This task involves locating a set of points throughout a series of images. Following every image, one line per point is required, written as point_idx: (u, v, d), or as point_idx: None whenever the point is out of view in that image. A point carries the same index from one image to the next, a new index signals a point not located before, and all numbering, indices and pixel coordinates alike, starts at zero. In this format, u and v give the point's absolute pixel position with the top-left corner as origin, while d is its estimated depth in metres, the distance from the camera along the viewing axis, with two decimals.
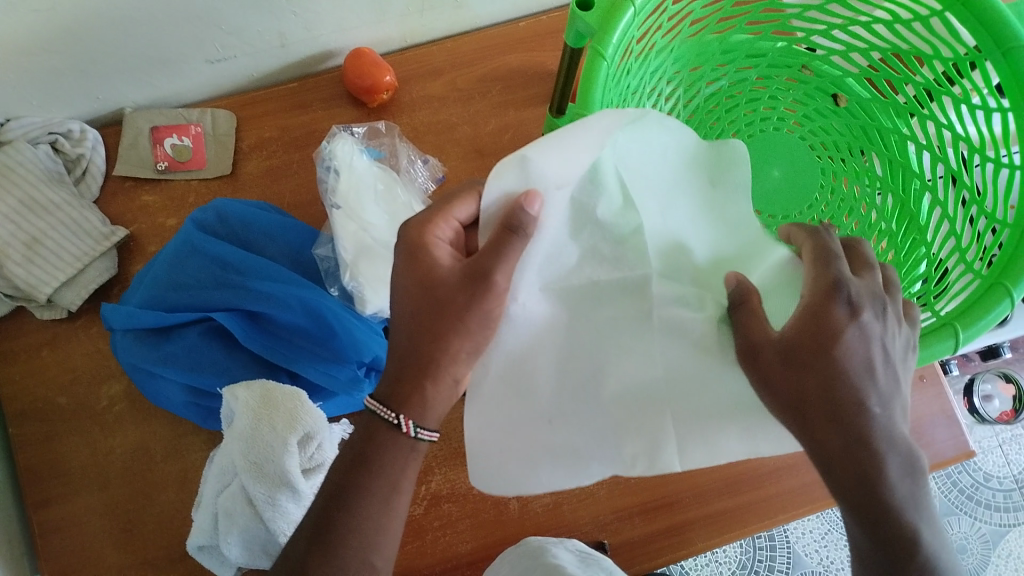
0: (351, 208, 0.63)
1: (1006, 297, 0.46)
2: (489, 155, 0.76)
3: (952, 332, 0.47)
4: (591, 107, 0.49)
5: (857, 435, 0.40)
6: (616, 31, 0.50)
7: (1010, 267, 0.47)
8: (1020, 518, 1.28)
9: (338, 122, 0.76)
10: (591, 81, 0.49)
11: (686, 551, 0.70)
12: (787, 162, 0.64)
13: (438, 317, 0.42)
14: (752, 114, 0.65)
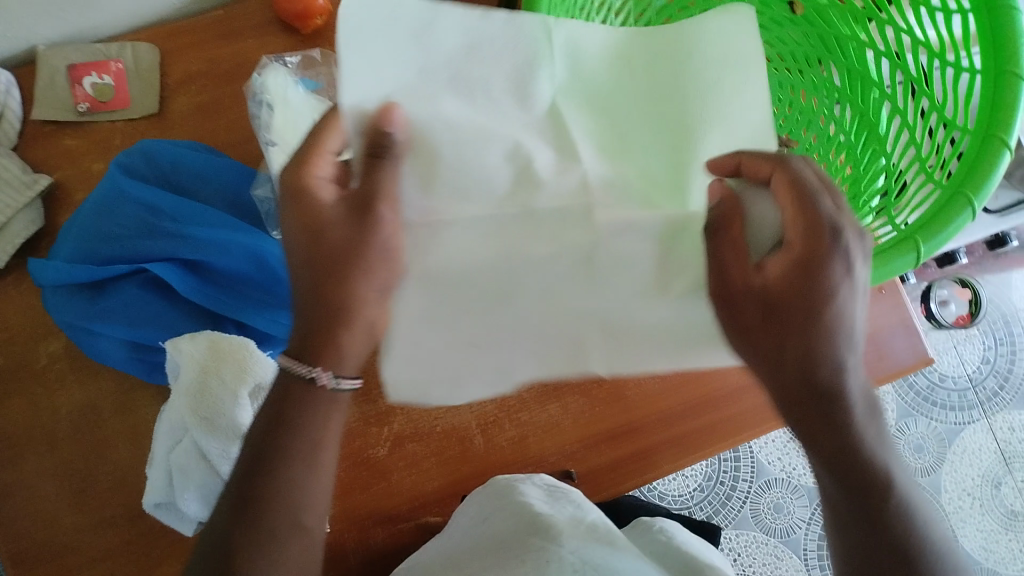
0: (288, 143, 0.58)
1: (968, 208, 0.45)
2: None
3: (914, 246, 0.46)
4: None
5: (826, 387, 0.41)
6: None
7: (973, 175, 0.45)
8: (973, 416, 1.32)
9: (270, 50, 0.71)
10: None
11: (651, 475, 0.70)
12: None
13: (338, 267, 0.41)
14: None
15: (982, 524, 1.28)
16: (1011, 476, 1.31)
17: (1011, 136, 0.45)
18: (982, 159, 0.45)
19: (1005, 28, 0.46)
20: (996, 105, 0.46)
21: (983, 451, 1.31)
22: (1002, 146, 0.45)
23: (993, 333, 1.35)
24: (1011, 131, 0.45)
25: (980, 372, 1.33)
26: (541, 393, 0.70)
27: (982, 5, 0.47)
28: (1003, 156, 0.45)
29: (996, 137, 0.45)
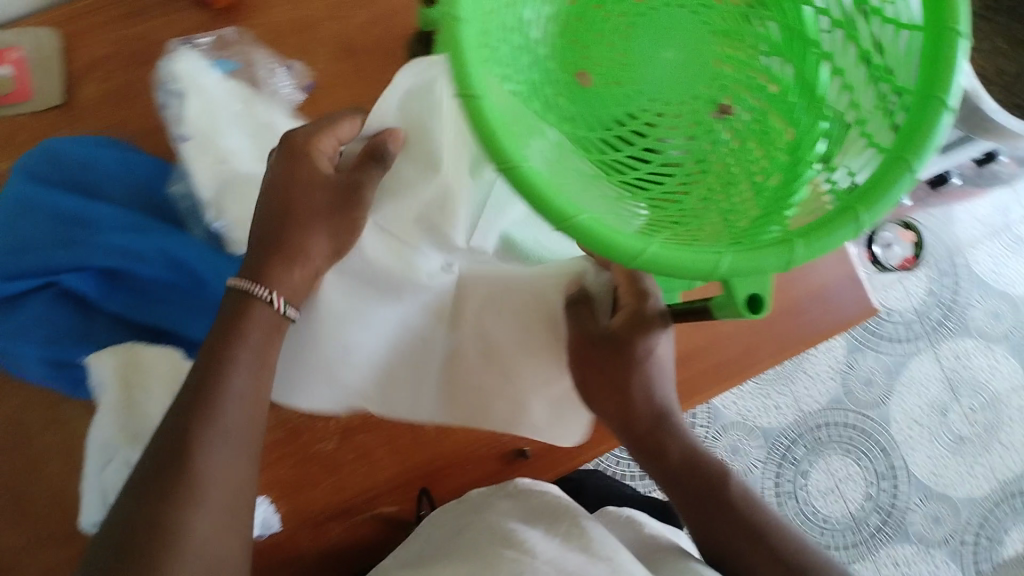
0: (205, 140, 0.56)
1: (910, 171, 0.44)
2: (359, 53, 0.67)
3: (855, 217, 0.44)
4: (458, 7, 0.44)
5: (648, 415, 0.59)
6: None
7: (915, 136, 0.45)
8: (919, 347, 1.34)
9: (181, 29, 0.65)
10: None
11: (607, 446, 0.69)
12: (679, 45, 0.56)
13: (283, 218, 0.54)
14: None
15: (931, 450, 1.32)
16: (957, 403, 1.35)
17: (951, 96, 0.44)
18: (924, 119, 0.45)
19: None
20: (935, 64, 0.45)
21: (929, 381, 1.34)
22: (944, 106, 0.44)
23: (937, 266, 1.36)
24: (951, 91, 0.44)
25: (925, 304, 1.35)
26: None
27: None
28: (945, 115, 0.44)
29: (936, 97, 0.44)
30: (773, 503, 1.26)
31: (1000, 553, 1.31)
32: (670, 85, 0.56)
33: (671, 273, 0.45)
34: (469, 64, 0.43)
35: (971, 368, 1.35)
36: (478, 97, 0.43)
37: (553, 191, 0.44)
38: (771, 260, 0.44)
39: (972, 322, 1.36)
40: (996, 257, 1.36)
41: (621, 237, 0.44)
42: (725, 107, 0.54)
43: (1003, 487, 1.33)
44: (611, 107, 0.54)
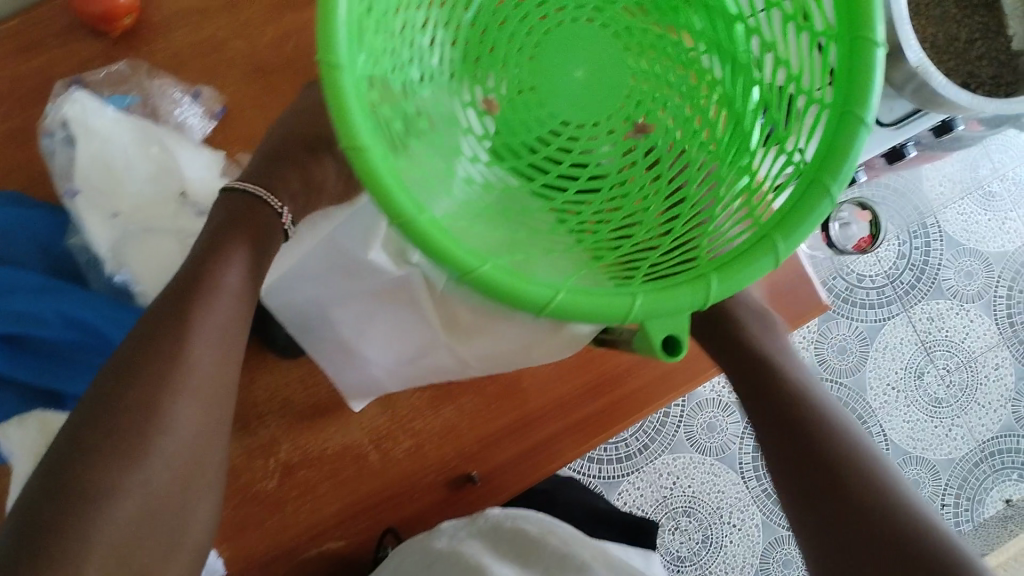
0: (96, 192, 0.53)
1: (828, 194, 0.41)
2: (272, 72, 0.63)
3: (772, 247, 0.42)
4: (336, 51, 0.40)
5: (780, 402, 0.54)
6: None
7: (832, 156, 0.42)
8: (892, 311, 1.32)
9: (78, 59, 0.62)
10: (332, 20, 0.40)
11: (555, 465, 0.68)
12: (591, 62, 0.53)
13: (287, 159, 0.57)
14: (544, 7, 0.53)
15: (908, 415, 1.31)
16: (933, 365, 1.32)
17: (869, 111, 0.41)
18: (841, 137, 0.42)
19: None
20: (850, 75, 0.42)
21: (904, 345, 1.32)
22: (861, 123, 0.41)
23: (907, 227, 1.34)
24: (869, 105, 0.41)
25: (897, 268, 1.33)
26: (433, 397, 0.66)
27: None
28: (863, 133, 0.41)
29: (854, 112, 0.42)
30: (751, 479, 1.26)
31: (980, 512, 1.30)
32: (585, 103, 0.53)
33: (586, 318, 0.41)
34: (352, 112, 0.40)
35: (945, 329, 1.33)
36: (365, 150, 0.40)
37: (452, 241, 0.41)
38: (687, 297, 0.42)
39: (944, 284, 1.33)
40: (966, 216, 1.34)
41: (530, 285, 0.41)
42: (641, 126, 0.52)
43: (981, 446, 1.31)
44: (524, 134, 0.51)
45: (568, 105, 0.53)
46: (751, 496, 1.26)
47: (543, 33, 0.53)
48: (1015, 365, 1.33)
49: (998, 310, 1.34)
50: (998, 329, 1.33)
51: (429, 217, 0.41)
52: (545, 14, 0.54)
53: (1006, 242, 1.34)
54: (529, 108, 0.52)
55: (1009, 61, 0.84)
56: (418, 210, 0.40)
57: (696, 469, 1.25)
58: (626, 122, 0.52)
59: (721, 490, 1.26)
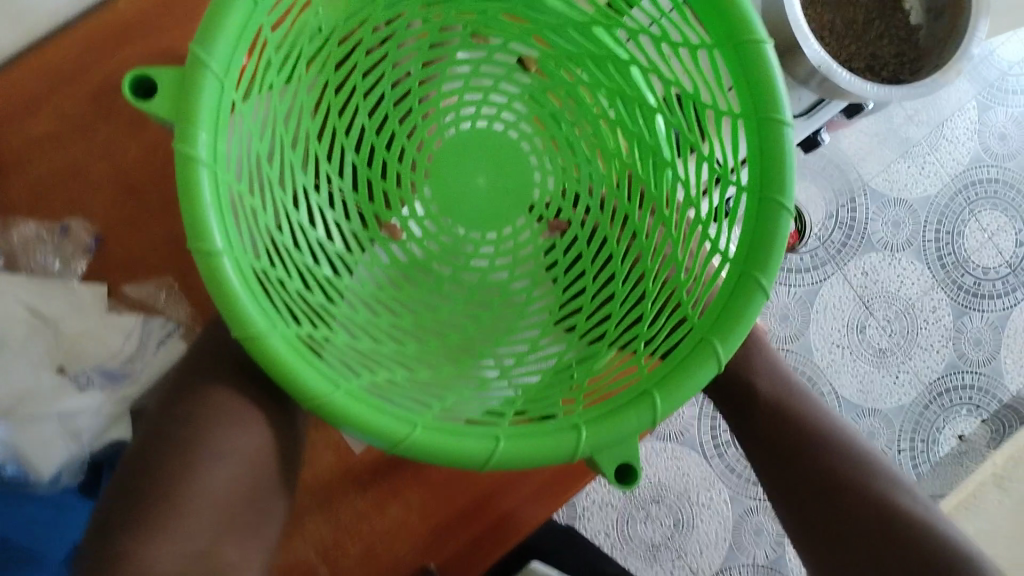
0: None
1: (760, 288, 0.39)
2: (146, 190, 0.58)
3: (712, 354, 0.39)
4: (210, 237, 0.34)
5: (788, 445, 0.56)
6: (204, 114, 0.35)
7: (759, 246, 0.39)
8: (827, 272, 1.19)
9: None
10: (197, 204, 0.34)
11: (513, 540, 0.66)
12: (488, 163, 0.51)
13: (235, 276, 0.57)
14: (432, 114, 0.50)
15: (854, 369, 1.18)
16: (873, 317, 1.19)
17: (788, 194, 0.38)
18: (764, 225, 0.39)
19: (756, 67, 0.38)
20: (764, 160, 0.39)
21: (844, 302, 1.19)
22: (783, 209, 0.38)
23: (831, 187, 1.20)
24: (788, 189, 0.38)
25: (826, 228, 1.19)
26: (377, 498, 0.64)
27: (725, 40, 0.39)
28: (786, 221, 0.38)
29: (772, 197, 0.39)
30: (715, 456, 1.07)
31: (936, 453, 1.18)
32: (489, 212, 0.51)
33: (528, 466, 0.38)
34: (240, 298, 0.35)
35: (881, 282, 1.20)
36: (262, 338, 0.35)
37: (375, 412, 0.36)
38: (632, 422, 0.38)
39: (876, 237, 1.20)
40: (887, 166, 1.21)
41: (464, 442, 0.37)
42: (555, 224, 0.51)
43: (929, 388, 1.19)
44: (435, 254, 0.50)
45: (474, 213, 0.51)
46: (717, 473, 1.07)
47: (434, 142, 0.50)
48: (951, 305, 1.21)
49: (930, 254, 1.21)
50: (931, 272, 1.21)
51: (344, 390, 0.37)
52: (434, 121, 0.50)
53: (929, 186, 1.21)
54: (431, 227, 0.51)
55: (908, 36, 0.82)
56: (331, 386, 0.36)
57: (659, 458, 1.07)
58: (537, 220, 0.51)
59: (685, 473, 1.07)
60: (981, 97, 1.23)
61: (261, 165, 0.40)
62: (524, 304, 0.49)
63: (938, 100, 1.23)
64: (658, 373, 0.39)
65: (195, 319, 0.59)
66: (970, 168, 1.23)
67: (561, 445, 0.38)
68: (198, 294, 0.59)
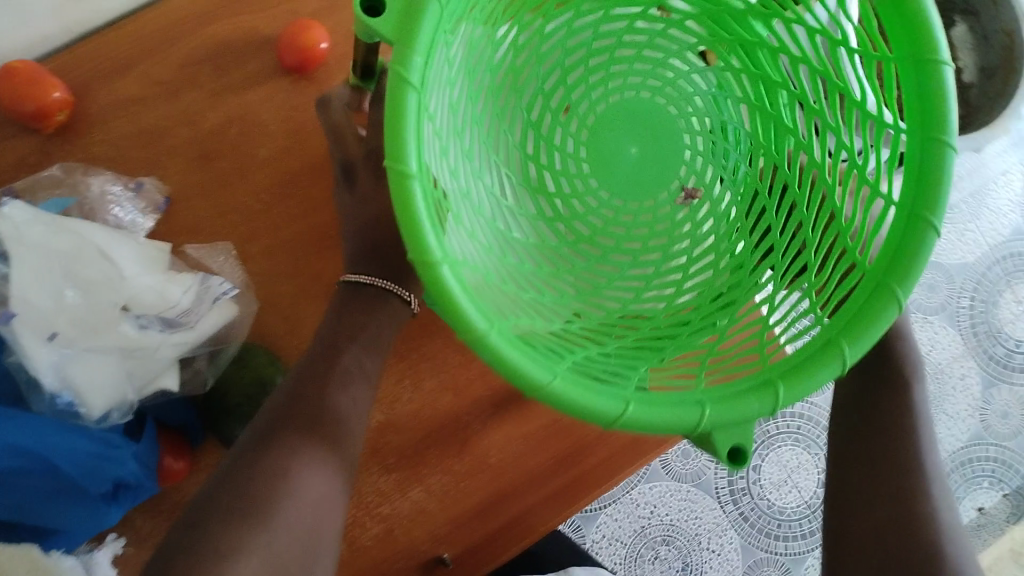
0: (33, 312, 0.49)
1: (895, 301, 0.40)
2: (216, 158, 0.61)
3: (837, 355, 0.40)
4: (405, 159, 0.35)
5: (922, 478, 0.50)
6: (421, 43, 0.36)
7: (900, 261, 0.40)
8: None
9: (11, 157, 0.59)
10: (399, 123, 0.36)
11: (534, 537, 0.67)
12: (643, 137, 0.56)
13: (310, 243, 0.61)
14: (597, 84, 0.54)
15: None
16: None
17: (939, 214, 0.39)
18: (908, 243, 0.40)
19: (934, 85, 0.38)
20: (920, 179, 0.39)
21: None
22: (931, 228, 0.39)
23: None
24: (941, 210, 0.39)
25: None
26: (400, 480, 0.65)
27: (904, 57, 0.38)
28: (932, 238, 0.39)
29: (924, 217, 0.39)
30: (729, 502, 1.08)
31: None
32: (639, 180, 0.56)
33: (651, 431, 0.39)
34: (420, 226, 0.36)
35: None
36: (437, 266, 0.36)
37: (520, 356, 0.37)
38: (753, 406, 0.40)
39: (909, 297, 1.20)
40: None
41: (596, 397, 0.38)
42: (690, 191, 0.55)
43: (952, 457, 1.17)
44: (578, 214, 0.54)
45: (624, 181, 0.56)
46: (730, 519, 1.07)
47: (598, 107, 0.55)
48: (981, 375, 1.20)
49: (963, 321, 1.20)
50: (963, 339, 1.20)
51: (499, 330, 0.37)
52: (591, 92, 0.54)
53: (966, 253, 1.22)
54: (580, 188, 0.56)
55: (960, 95, 0.84)
56: (487, 323, 0.37)
57: (672, 498, 1.07)
58: (677, 189, 0.56)
59: (699, 516, 1.07)
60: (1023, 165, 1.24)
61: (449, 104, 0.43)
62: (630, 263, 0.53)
63: (981, 168, 1.23)
64: (785, 365, 0.41)
65: (248, 285, 0.60)
66: (1010, 240, 1.23)
67: (687, 414, 0.39)
68: (255, 261, 0.60)
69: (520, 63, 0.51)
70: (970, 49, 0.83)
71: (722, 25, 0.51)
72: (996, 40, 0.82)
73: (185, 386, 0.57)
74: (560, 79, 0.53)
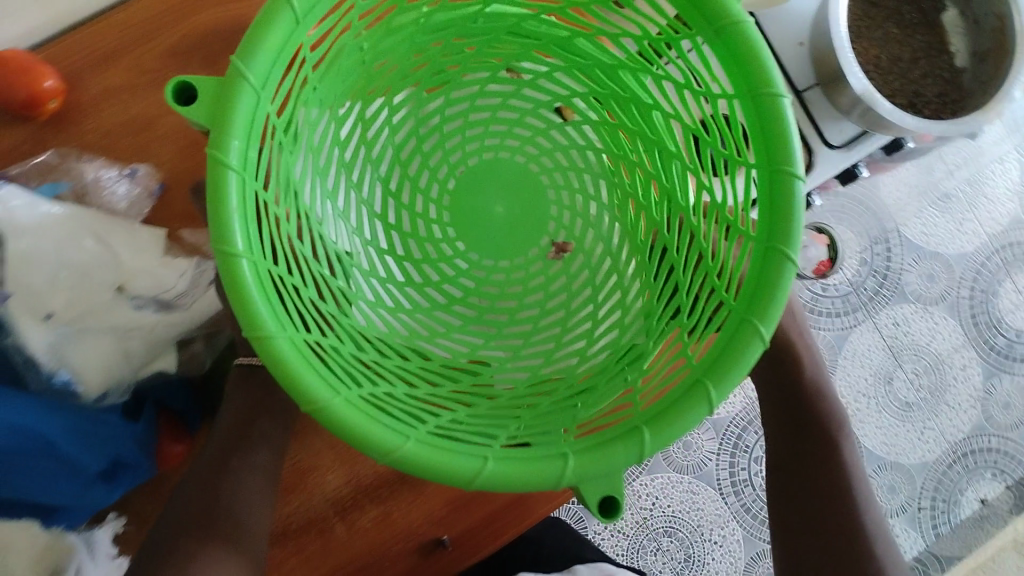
0: (28, 293, 0.50)
1: (758, 336, 0.42)
2: (207, 145, 0.62)
3: (704, 394, 0.42)
4: (232, 240, 0.39)
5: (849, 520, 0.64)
6: (239, 128, 0.40)
7: (760, 293, 0.43)
8: (857, 319, 1.18)
9: (6, 146, 0.60)
10: (223, 207, 0.40)
11: (532, 519, 0.66)
12: (507, 196, 0.58)
13: None
14: (482, 134, 0.57)
15: (880, 421, 1.17)
16: (900, 369, 1.18)
17: (792, 248, 0.43)
18: (767, 274, 0.43)
19: (774, 123, 0.43)
20: (773, 206, 0.43)
21: (873, 351, 1.18)
22: (786, 258, 0.43)
23: (866, 234, 1.20)
24: (794, 242, 0.43)
25: (859, 275, 1.19)
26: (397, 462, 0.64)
27: (745, 91, 0.43)
28: (788, 271, 0.43)
29: (779, 248, 0.43)
30: (730, 494, 1.08)
31: (957, 514, 1.16)
32: (503, 242, 0.58)
33: (509, 489, 0.41)
34: (253, 301, 0.39)
35: (911, 333, 1.19)
36: (270, 338, 0.39)
37: (369, 425, 0.40)
38: (621, 456, 0.42)
39: (908, 287, 1.20)
40: (922, 218, 1.22)
41: (455, 460, 0.40)
42: (561, 245, 0.57)
43: (953, 447, 1.17)
44: (450, 276, 0.56)
45: (489, 242, 0.58)
46: (732, 511, 1.08)
47: (458, 169, 0.57)
48: (980, 365, 1.20)
49: (962, 311, 1.20)
50: (961, 329, 1.20)
51: (345, 397, 0.40)
52: (453, 152, 0.57)
53: (965, 244, 1.22)
54: (448, 250, 0.57)
55: (952, 78, 0.84)
56: (330, 394, 0.39)
57: (674, 490, 1.07)
58: (544, 245, 0.58)
59: (700, 507, 1.07)
60: (1019, 154, 1.24)
61: (306, 172, 0.48)
62: (532, 329, 0.54)
63: (977, 157, 1.24)
64: (652, 411, 0.43)
65: None
66: (1008, 229, 1.23)
67: (546, 471, 0.41)
68: None
69: (408, 133, 0.55)
70: (962, 33, 0.85)
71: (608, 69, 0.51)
72: (987, 24, 0.83)
73: (182, 368, 0.58)
74: (415, 144, 0.55)
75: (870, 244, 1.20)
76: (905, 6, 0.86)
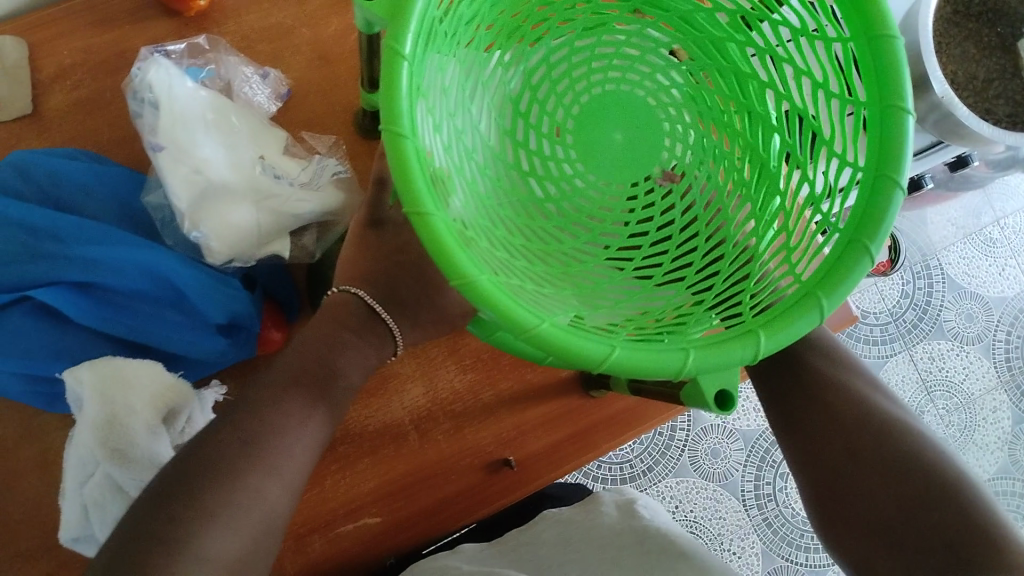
0: (177, 155, 0.53)
1: (867, 253, 0.43)
2: (335, 61, 0.66)
3: (816, 303, 0.42)
4: (400, 119, 0.38)
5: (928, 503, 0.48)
6: (414, 17, 0.39)
7: (867, 221, 0.44)
8: (893, 349, 1.20)
9: (150, 37, 0.64)
10: (394, 88, 0.39)
11: (593, 453, 0.70)
12: (627, 123, 0.58)
13: None
14: (600, 68, 0.58)
15: None
16: (932, 404, 1.19)
17: (901, 175, 0.43)
18: (877, 203, 0.44)
19: (886, 57, 0.44)
20: (883, 145, 0.44)
21: (906, 382, 1.19)
22: (896, 186, 0.43)
23: (909, 267, 1.23)
24: (902, 170, 0.43)
25: (900, 306, 1.21)
26: (474, 382, 0.68)
27: (861, 33, 0.45)
28: (897, 198, 0.43)
29: (887, 176, 0.44)
30: (754, 506, 1.09)
31: None
32: (620, 164, 0.58)
33: (639, 375, 0.40)
34: (414, 175, 0.38)
35: (945, 369, 1.20)
36: (427, 215, 0.38)
37: (511, 300, 0.38)
38: (737, 352, 0.41)
39: (947, 325, 1.21)
40: (966, 259, 1.24)
41: (585, 341, 0.39)
42: (670, 173, 0.58)
43: None
44: (563, 194, 0.56)
45: (607, 165, 0.58)
46: (753, 523, 1.09)
47: (581, 98, 0.58)
48: (1012, 409, 1.21)
49: (997, 354, 1.22)
50: (996, 372, 1.21)
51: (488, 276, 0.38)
52: (578, 82, 0.58)
53: (1006, 288, 1.24)
54: (566, 170, 0.58)
55: None
56: (476, 270, 0.38)
57: (698, 495, 1.09)
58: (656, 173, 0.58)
59: (722, 516, 1.09)
60: None
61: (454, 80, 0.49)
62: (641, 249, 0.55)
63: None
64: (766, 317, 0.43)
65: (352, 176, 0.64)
66: None
67: (669, 359, 0.40)
68: (358, 156, 0.65)
69: (532, 66, 0.56)
70: None
71: (706, 22, 0.54)
72: None
73: (291, 254, 0.60)
74: (545, 73, 0.57)
75: (914, 275, 1.23)
76: (985, 28, 0.88)
